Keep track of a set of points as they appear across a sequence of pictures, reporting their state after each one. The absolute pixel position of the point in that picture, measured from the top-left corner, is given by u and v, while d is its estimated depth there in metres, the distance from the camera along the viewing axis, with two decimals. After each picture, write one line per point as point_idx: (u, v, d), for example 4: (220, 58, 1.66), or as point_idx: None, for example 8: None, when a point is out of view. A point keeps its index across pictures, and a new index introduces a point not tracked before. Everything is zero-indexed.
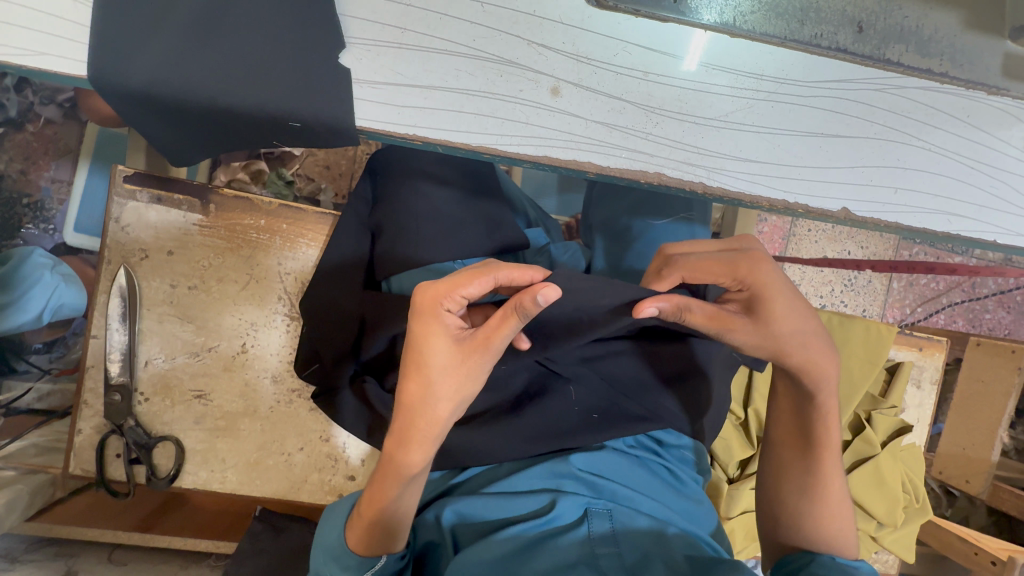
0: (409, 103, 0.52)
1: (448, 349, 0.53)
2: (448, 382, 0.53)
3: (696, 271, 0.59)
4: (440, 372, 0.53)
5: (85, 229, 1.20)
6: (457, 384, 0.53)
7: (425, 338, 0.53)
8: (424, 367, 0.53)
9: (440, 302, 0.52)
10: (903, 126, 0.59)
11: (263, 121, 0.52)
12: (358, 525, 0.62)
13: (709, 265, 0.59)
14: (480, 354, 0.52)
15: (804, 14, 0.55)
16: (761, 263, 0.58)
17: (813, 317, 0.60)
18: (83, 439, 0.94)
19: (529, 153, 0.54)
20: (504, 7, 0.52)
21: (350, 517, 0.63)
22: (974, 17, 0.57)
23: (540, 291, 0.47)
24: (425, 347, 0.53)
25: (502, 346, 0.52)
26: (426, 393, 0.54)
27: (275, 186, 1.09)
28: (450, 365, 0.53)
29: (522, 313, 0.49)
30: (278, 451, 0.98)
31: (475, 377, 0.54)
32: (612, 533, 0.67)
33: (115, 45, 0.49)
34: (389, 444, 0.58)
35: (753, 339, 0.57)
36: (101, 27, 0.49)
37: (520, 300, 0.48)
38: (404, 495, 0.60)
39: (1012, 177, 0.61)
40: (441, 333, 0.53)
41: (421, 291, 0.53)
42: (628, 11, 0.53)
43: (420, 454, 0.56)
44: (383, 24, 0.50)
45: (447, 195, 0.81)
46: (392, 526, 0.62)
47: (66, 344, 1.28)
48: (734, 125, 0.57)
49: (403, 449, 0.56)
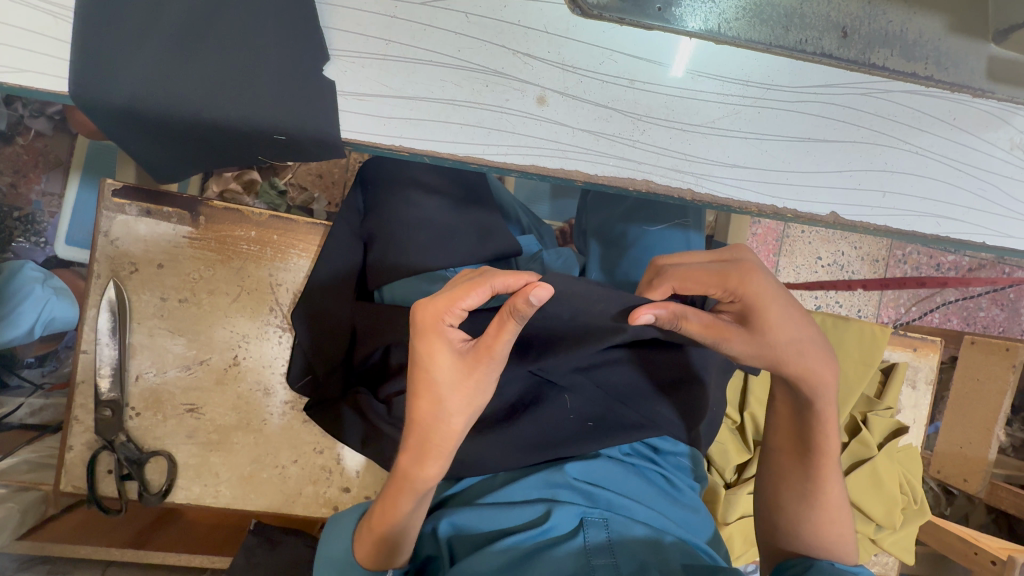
0: (395, 114, 0.52)
1: (452, 362, 0.52)
2: (457, 395, 0.53)
3: (686, 281, 0.59)
4: (449, 387, 0.53)
5: (76, 242, 1.18)
6: (466, 396, 0.53)
7: (429, 355, 0.53)
8: (432, 383, 0.53)
9: (441, 318, 0.52)
10: (892, 130, 0.59)
11: (249, 135, 0.52)
12: (369, 543, 0.61)
13: (699, 275, 0.58)
14: (485, 364, 0.52)
15: (788, 20, 0.56)
16: (752, 274, 0.58)
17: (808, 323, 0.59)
18: (73, 456, 0.93)
19: (517, 162, 0.54)
20: (490, 17, 0.52)
21: (360, 535, 0.62)
22: (957, 21, 0.58)
23: (532, 292, 0.46)
24: (431, 364, 0.53)
25: (506, 353, 0.51)
26: (436, 408, 0.54)
27: (269, 197, 1.08)
28: (458, 379, 0.53)
29: (519, 317, 0.48)
30: (271, 464, 0.97)
31: (483, 387, 0.54)
32: (609, 542, 0.66)
33: (100, 61, 0.49)
34: (402, 460, 0.58)
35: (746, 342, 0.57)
36: (87, 43, 0.48)
37: (515, 304, 0.47)
38: (417, 508, 0.60)
39: (1001, 180, 0.61)
40: (445, 349, 0.52)
41: (422, 310, 0.52)
42: (613, 20, 0.53)
43: (436, 467, 0.56)
44: (367, 36, 0.50)
45: (437, 204, 0.81)
46: (408, 539, 0.62)
47: (58, 358, 1.27)
48: (721, 131, 0.57)
49: (419, 464, 0.56)
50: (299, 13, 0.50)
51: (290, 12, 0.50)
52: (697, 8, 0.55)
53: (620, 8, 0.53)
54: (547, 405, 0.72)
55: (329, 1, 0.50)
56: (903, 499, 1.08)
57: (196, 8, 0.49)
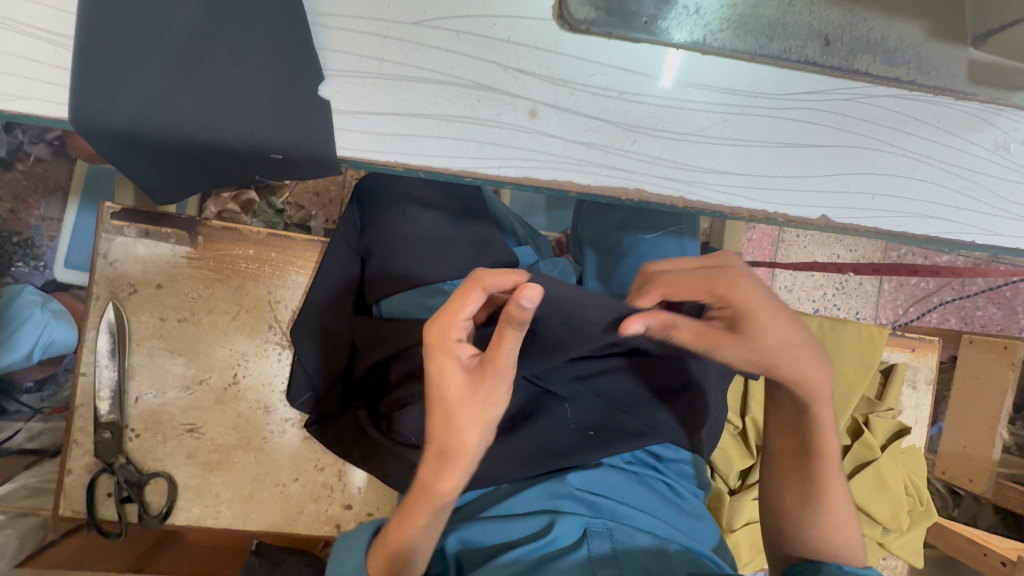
0: (389, 131, 0.53)
1: (462, 376, 0.53)
2: (469, 409, 0.53)
3: (675, 287, 0.59)
4: (461, 401, 0.53)
5: (75, 265, 1.19)
6: (478, 409, 0.53)
7: (438, 371, 0.53)
8: (443, 399, 0.53)
9: (447, 334, 0.53)
10: (878, 134, 0.60)
11: (245, 154, 0.53)
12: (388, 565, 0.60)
13: (686, 282, 0.58)
14: (494, 373, 0.52)
15: (771, 30, 0.57)
16: (740, 280, 0.58)
17: (800, 325, 0.60)
18: (72, 479, 0.92)
19: (510, 174, 0.55)
20: (480, 35, 0.53)
21: (372, 554, 0.62)
22: (936, 27, 0.60)
23: (523, 295, 0.45)
24: (440, 381, 0.53)
25: (512, 359, 0.51)
26: (450, 425, 0.53)
27: (266, 215, 1.08)
28: (469, 392, 0.52)
29: (517, 320, 0.48)
30: (272, 482, 0.96)
31: (496, 398, 0.53)
32: (614, 552, 0.66)
33: (100, 87, 0.50)
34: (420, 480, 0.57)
35: (739, 347, 0.57)
36: (87, 69, 0.50)
37: (509, 308, 0.47)
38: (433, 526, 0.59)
39: (987, 179, 0.62)
40: (454, 364, 0.53)
41: (428, 328, 0.53)
42: (600, 34, 0.55)
43: (453, 483, 0.56)
44: (360, 56, 0.52)
45: (434, 218, 0.82)
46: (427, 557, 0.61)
47: (57, 381, 1.29)
48: (710, 139, 0.58)
49: (437, 482, 0.55)
50: (294, 36, 0.51)
51: (285, 36, 0.51)
52: (683, 21, 0.56)
53: (607, 23, 0.55)
54: (547, 415, 0.72)
55: (323, 24, 0.51)
56: (909, 501, 1.07)
57: (191, 33, 0.50)
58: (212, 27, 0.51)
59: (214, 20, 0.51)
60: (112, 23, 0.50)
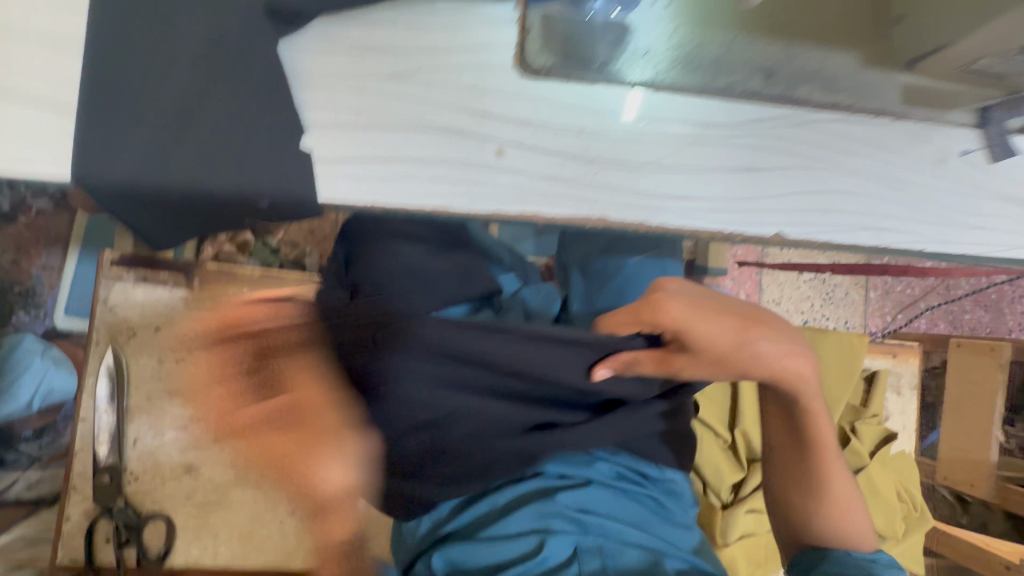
0: (368, 175, 0.57)
1: None
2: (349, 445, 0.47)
3: (614, 320, 0.66)
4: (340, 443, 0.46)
5: (75, 313, 1.26)
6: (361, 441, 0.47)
7: None
8: None
9: None
10: (824, 154, 0.65)
11: (232, 203, 0.56)
12: None
13: (620, 316, 0.65)
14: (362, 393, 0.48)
15: (716, 67, 0.63)
16: (666, 305, 0.63)
17: (757, 327, 0.66)
18: (72, 525, 0.93)
19: (482, 209, 0.59)
20: (448, 85, 0.58)
21: None
22: (870, 56, 0.65)
23: None
24: None
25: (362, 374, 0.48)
26: None
27: (263, 253, 1.05)
28: None
29: None
30: (269, 519, 0.97)
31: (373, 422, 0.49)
32: (603, 569, 0.71)
33: (102, 149, 0.54)
34: None
35: (697, 361, 0.65)
36: (90, 134, 0.54)
37: None
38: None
39: (931, 192, 0.67)
40: None
41: None
42: (559, 79, 0.60)
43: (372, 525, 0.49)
44: (341, 111, 0.57)
45: (422, 252, 0.86)
46: None
47: (57, 429, 1.24)
48: (666, 167, 0.62)
49: None
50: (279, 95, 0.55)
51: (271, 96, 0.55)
52: (635, 63, 0.61)
53: (563, 70, 0.60)
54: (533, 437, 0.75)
55: (307, 85, 0.57)
56: (903, 507, 1.08)
57: (182, 94, 0.54)
58: (201, 89, 0.55)
59: (203, 82, 0.55)
60: (114, 91, 0.54)
